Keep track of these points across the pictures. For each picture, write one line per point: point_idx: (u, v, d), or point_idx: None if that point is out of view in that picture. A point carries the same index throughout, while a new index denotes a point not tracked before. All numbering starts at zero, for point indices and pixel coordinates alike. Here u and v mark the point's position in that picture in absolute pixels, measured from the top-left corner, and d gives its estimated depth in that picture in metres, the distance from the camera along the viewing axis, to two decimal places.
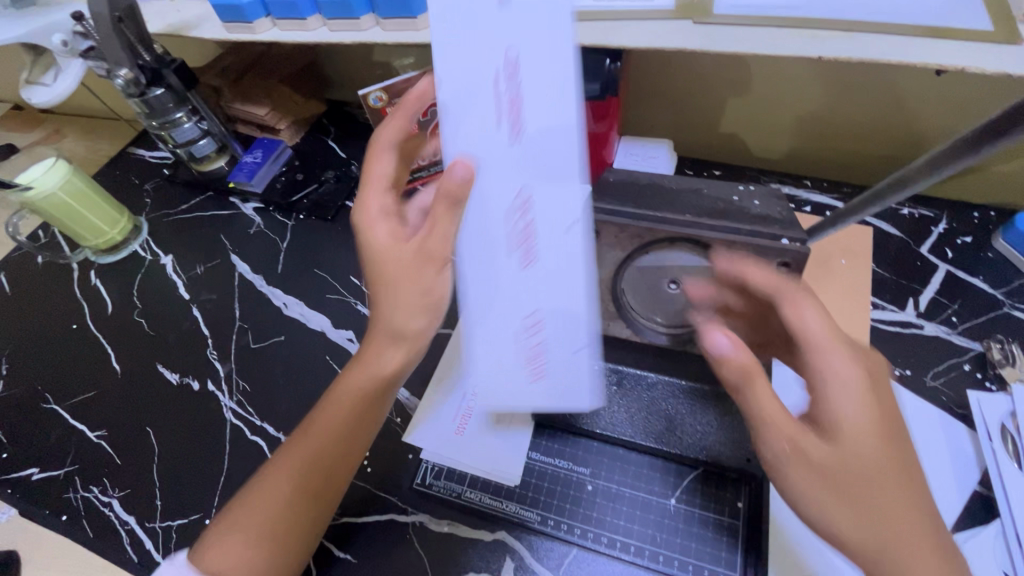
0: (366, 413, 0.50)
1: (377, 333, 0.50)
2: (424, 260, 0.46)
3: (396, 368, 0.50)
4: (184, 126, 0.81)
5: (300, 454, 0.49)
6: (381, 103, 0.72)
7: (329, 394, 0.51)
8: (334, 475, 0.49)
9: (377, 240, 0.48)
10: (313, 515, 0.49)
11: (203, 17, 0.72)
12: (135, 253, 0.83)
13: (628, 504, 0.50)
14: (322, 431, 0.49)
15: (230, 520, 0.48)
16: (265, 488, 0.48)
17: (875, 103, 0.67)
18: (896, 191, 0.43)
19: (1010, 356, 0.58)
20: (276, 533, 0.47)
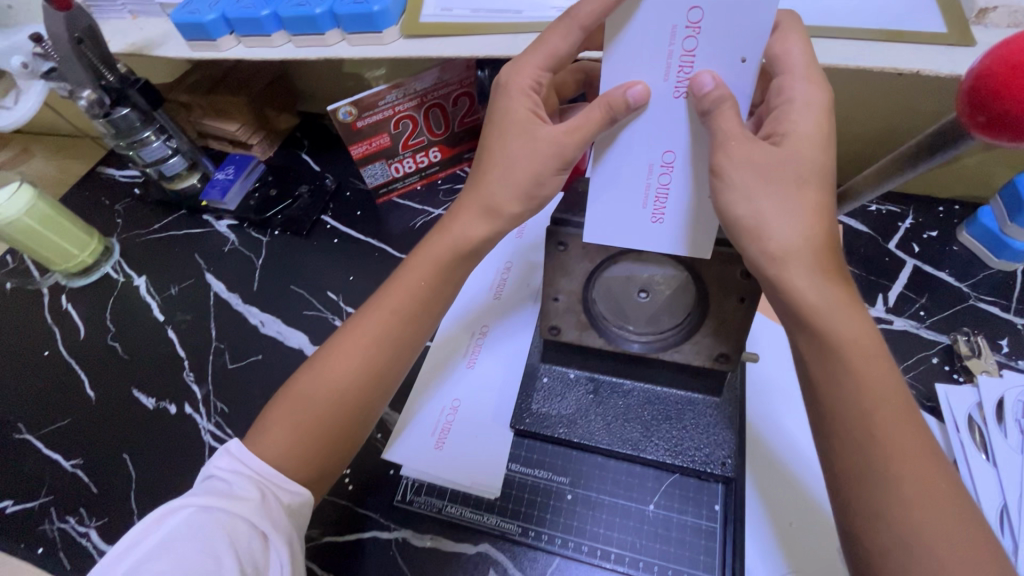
0: (399, 338, 0.51)
1: (467, 203, 0.49)
2: (532, 133, 0.45)
3: (481, 239, 0.49)
4: (152, 145, 0.79)
5: (326, 375, 0.49)
6: (351, 117, 0.71)
7: (361, 322, 0.51)
8: (365, 395, 0.50)
9: (519, 115, 0.46)
10: (335, 442, 0.49)
11: (167, 36, 0.72)
12: (107, 275, 0.81)
13: (608, 512, 0.51)
14: (346, 359, 0.49)
15: (254, 439, 0.49)
16: (290, 405, 0.49)
17: (839, 102, 0.68)
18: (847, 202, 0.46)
19: (976, 348, 0.59)
20: (303, 449, 0.48)
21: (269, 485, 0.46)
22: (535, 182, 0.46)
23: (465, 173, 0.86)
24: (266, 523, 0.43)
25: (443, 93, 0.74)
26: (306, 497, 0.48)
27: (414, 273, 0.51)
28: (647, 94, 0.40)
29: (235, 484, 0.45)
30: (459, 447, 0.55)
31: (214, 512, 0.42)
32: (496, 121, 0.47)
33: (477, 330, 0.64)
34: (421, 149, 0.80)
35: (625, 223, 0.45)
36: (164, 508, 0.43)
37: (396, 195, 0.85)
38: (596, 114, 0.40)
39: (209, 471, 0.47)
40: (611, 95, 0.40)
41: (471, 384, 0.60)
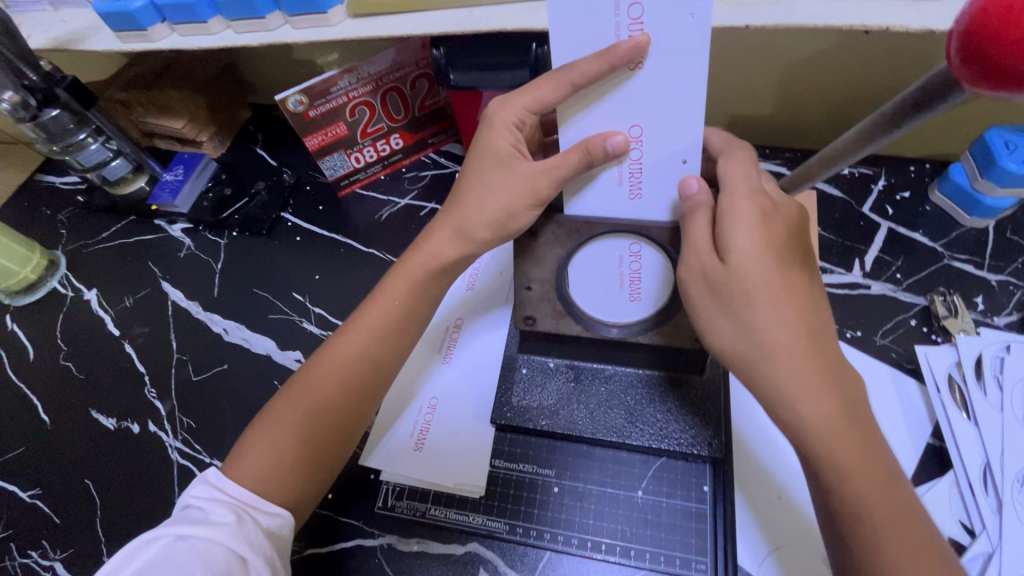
0: (379, 354, 0.49)
1: (440, 225, 0.49)
2: (511, 169, 0.44)
3: (454, 259, 0.49)
4: (90, 149, 0.75)
5: (304, 398, 0.47)
6: (302, 107, 0.67)
7: (337, 340, 0.49)
8: (349, 416, 0.48)
9: (501, 151, 0.45)
10: (320, 466, 0.48)
11: (93, 28, 0.66)
12: (53, 291, 0.76)
13: (596, 502, 0.50)
14: (324, 383, 0.48)
15: (231, 464, 0.46)
16: (268, 430, 0.47)
17: (805, 64, 0.67)
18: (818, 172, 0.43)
19: (953, 308, 0.59)
20: (286, 468, 0.46)
21: (248, 508, 0.43)
22: (506, 215, 0.44)
23: (430, 160, 0.83)
24: (245, 545, 0.41)
25: (399, 75, 0.70)
26: (287, 518, 0.45)
27: (399, 282, 0.50)
28: (624, 147, 0.38)
29: (211, 511, 0.42)
30: (439, 447, 0.54)
31: (188, 540, 0.40)
32: (479, 149, 0.46)
33: (452, 324, 0.62)
34: (381, 137, 0.76)
35: (604, 290, 0.47)
36: (138, 541, 0.40)
37: (359, 186, 0.81)
38: (573, 157, 0.39)
39: (185, 502, 0.44)
40: (590, 142, 0.39)
41: (447, 380, 0.58)
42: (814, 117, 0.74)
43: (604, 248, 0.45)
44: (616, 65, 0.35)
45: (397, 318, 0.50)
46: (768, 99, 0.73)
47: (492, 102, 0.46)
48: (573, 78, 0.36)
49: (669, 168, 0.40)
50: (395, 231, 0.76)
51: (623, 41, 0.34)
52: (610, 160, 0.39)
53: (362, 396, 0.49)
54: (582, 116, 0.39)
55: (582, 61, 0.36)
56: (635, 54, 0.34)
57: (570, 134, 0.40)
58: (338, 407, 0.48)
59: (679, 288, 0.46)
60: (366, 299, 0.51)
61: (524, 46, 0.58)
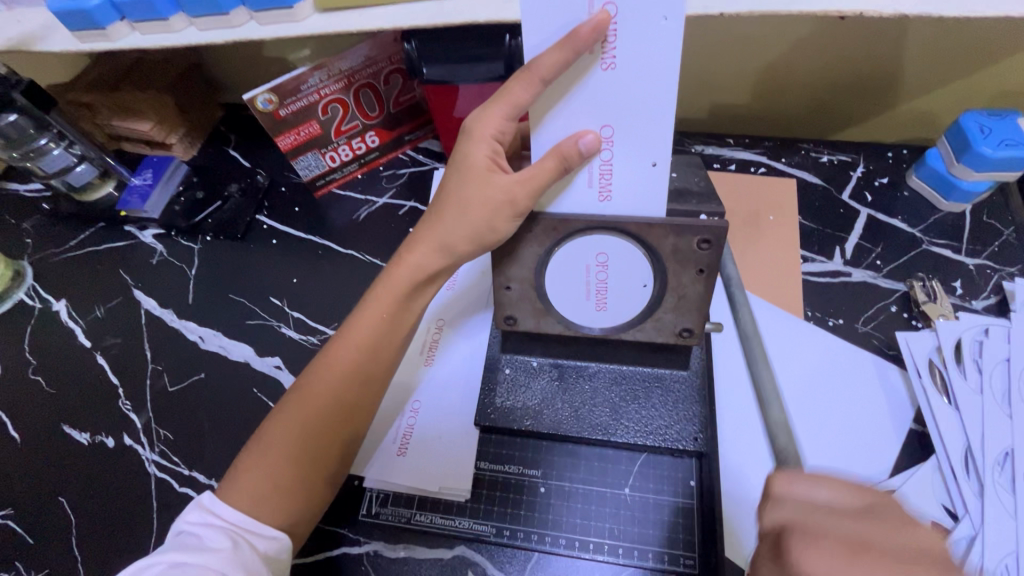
0: (369, 368, 0.48)
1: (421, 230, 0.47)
2: (489, 181, 0.42)
3: (433, 257, 0.48)
4: (52, 154, 0.73)
5: (297, 414, 0.46)
6: (272, 106, 0.65)
7: (320, 359, 0.48)
8: (341, 433, 0.47)
9: (478, 164, 0.43)
10: (316, 481, 0.46)
11: (49, 28, 0.63)
12: (20, 303, 0.73)
13: (583, 500, 0.50)
14: (314, 405, 0.46)
15: (226, 488, 0.45)
16: (261, 453, 0.45)
17: (781, 52, 0.67)
18: None
19: (933, 294, 0.59)
20: (278, 495, 0.44)
21: (243, 532, 0.43)
22: (487, 225, 0.42)
23: (408, 157, 0.81)
24: (240, 570, 0.40)
25: (372, 71, 0.69)
26: (286, 540, 0.44)
27: (384, 290, 0.48)
28: (597, 148, 0.37)
29: (206, 536, 0.42)
30: (421, 452, 0.53)
31: (183, 568, 0.40)
32: (457, 163, 0.44)
33: (434, 325, 0.61)
34: (356, 135, 0.75)
35: (572, 304, 0.47)
36: (131, 568, 0.40)
37: (336, 186, 0.79)
38: (549, 163, 0.38)
39: (179, 527, 0.44)
40: (563, 146, 0.37)
41: (429, 383, 0.57)
42: (792, 105, 0.74)
43: (572, 256, 0.44)
44: (581, 50, 0.33)
45: (383, 330, 0.48)
46: (745, 87, 0.72)
47: (471, 113, 0.44)
48: (539, 72, 0.34)
49: (638, 171, 0.38)
50: (373, 231, 0.75)
51: (594, 39, 0.33)
52: (586, 159, 0.38)
53: (355, 411, 0.48)
54: (550, 111, 0.37)
55: (544, 54, 0.34)
56: (599, 35, 0.32)
57: (542, 138, 0.39)
58: (327, 426, 0.46)
59: (660, 287, 0.44)
60: (349, 314, 0.49)
61: (497, 38, 0.57)
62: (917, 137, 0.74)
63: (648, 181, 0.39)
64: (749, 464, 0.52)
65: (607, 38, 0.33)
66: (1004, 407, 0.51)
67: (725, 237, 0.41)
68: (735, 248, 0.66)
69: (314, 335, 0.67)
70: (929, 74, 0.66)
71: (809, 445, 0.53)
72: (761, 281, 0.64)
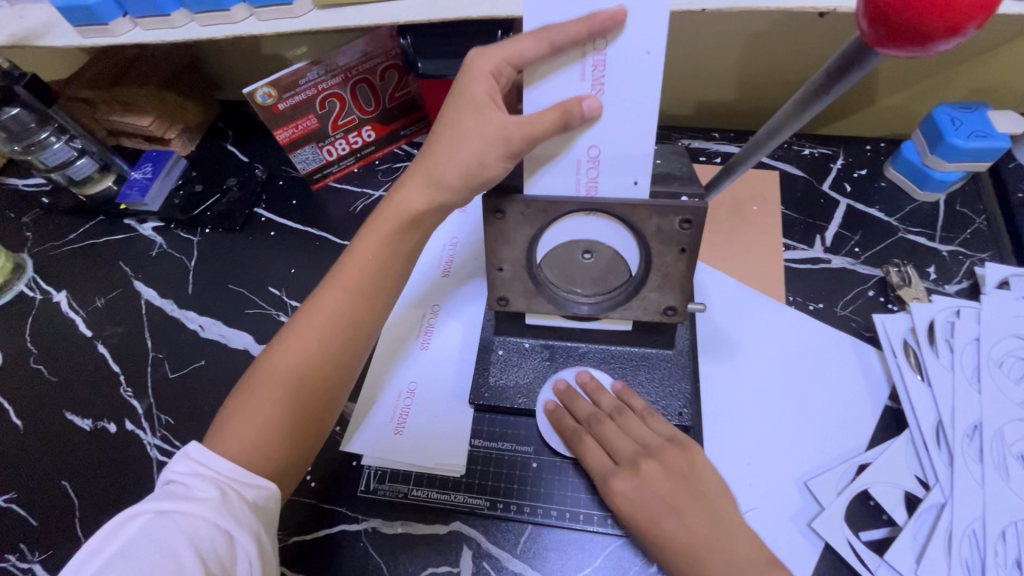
0: (355, 315, 0.50)
1: (416, 214, 0.49)
2: (485, 119, 0.42)
3: None
4: (54, 147, 0.74)
5: (285, 362, 0.48)
6: (271, 99, 0.67)
7: (312, 300, 0.50)
8: (327, 380, 0.49)
9: (478, 98, 0.43)
10: (309, 418, 0.48)
11: (52, 23, 0.65)
12: (21, 294, 0.74)
13: (574, 475, 0.52)
14: (304, 346, 0.48)
15: (215, 437, 0.46)
16: (252, 394, 0.47)
17: (763, 48, 0.70)
18: (764, 144, 0.39)
19: (907, 278, 0.62)
20: (272, 431, 0.46)
21: (232, 482, 0.44)
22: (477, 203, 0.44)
23: (403, 151, 0.83)
24: (227, 519, 0.41)
25: (368, 67, 0.71)
26: (273, 489, 0.45)
27: (379, 272, 0.50)
28: (597, 114, 0.39)
29: (193, 486, 0.43)
30: (418, 430, 0.55)
31: (172, 516, 0.40)
32: (458, 95, 0.44)
33: (429, 308, 0.63)
34: (352, 129, 0.76)
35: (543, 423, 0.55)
36: (123, 515, 0.41)
37: (333, 179, 0.81)
38: (550, 115, 0.38)
39: (167, 477, 0.44)
40: (567, 102, 0.38)
41: (425, 364, 0.59)
42: (774, 100, 0.76)
43: (560, 234, 0.47)
44: (595, 32, 0.35)
45: (374, 278, 0.50)
46: (728, 83, 0.75)
47: (471, 53, 0.45)
48: (552, 35, 0.36)
49: (623, 152, 0.41)
50: None
51: (600, 12, 0.35)
52: (587, 124, 0.39)
53: (340, 357, 0.49)
54: (554, 76, 0.38)
55: (563, 23, 0.35)
56: (612, 24, 0.35)
57: (544, 97, 0.40)
58: (314, 373, 0.48)
59: (645, 264, 0.47)
60: (339, 261, 0.51)
61: (489, 33, 0.59)
62: (894, 131, 0.77)
63: (631, 162, 0.41)
64: (732, 440, 0.55)
65: (619, 27, 0.35)
66: (973, 382, 0.53)
67: (705, 217, 0.43)
68: (720, 236, 0.69)
69: None
70: (904, 71, 0.69)
71: (789, 422, 0.55)
72: (745, 268, 0.66)
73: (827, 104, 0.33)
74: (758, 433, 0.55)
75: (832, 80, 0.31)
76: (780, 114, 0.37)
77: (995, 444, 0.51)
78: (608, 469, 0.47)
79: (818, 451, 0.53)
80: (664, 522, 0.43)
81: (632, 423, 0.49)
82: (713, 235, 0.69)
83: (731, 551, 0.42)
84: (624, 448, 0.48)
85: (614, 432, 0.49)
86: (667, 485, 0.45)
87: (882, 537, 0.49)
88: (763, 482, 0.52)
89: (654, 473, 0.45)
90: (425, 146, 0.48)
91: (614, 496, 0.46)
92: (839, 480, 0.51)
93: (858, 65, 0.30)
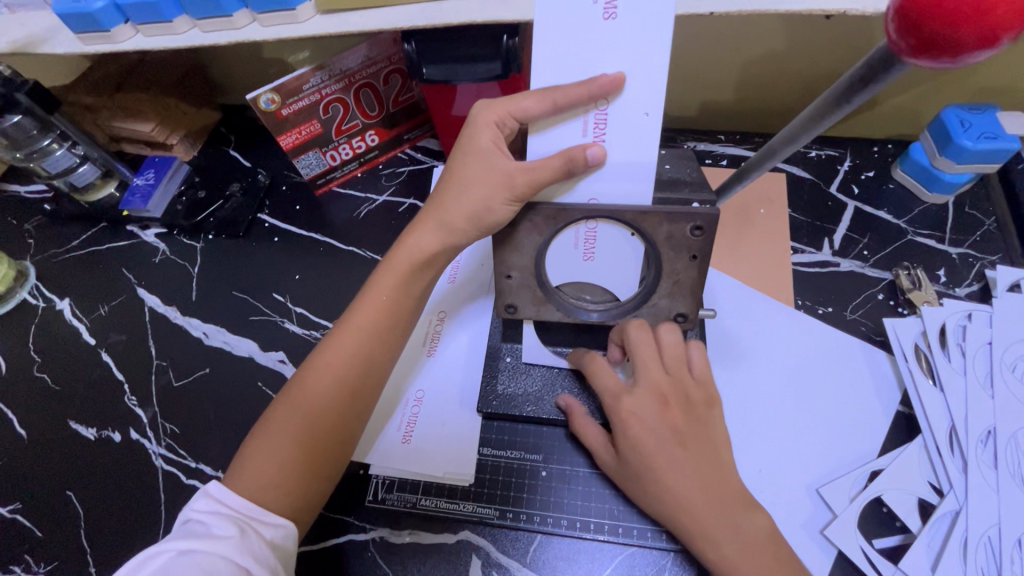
0: (369, 355, 0.49)
1: (423, 221, 0.49)
2: (491, 164, 0.44)
3: (434, 248, 0.49)
4: (55, 155, 0.73)
5: (297, 408, 0.47)
6: (274, 105, 0.66)
7: (325, 344, 0.50)
8: (344, 417, 0.48)
9: (483, 147, 0.44)
10: (323, 463, 0.47)
11: (54, 30, 0.64)
12: (24, 302, 0.74)
13: (583, 483, 0.52)
14: (315, 389, 0.47)
15: (235, 476, 0.46)
16: (267, 437, 0.47)
17: (770, 50, 0.69)
18: (781, 149, 0.39)
19: (917, 282, 0.61)
20: (285, 479, 0.46)
21: (250, 521, 0.44)
22: (486, 211, 0.44)
23: (406, 156, 0.82)
24: (246, 557, 0.41)
25: (372, 71, 0.70)
26: (291, 528, 0.46)
27: (387, 282, 0.50)
28: (600, 161, 0.40)
29: (212, 524, 0.43)
30: (426, 440, 0.55)
31: (191, 555, 0.40)
32: (466, 143, 0.46)
33: (436, 316, 0.62)
34: (356, 134, 0.76)
35: None
36: (142, 555, 0.41)
37: (336, 184, 0.80)
38: (554, 162, 0.40)
39: (187, 516, 0.45)
40: (572, 151, 0.40)
41: (433, 373, 0.59)
42: (780, 101, 0.76)
43: (569, 241, 0.46)
44: (596, 95, 0.37)
45: (387, 314, 0.50)
46: (734, 85, 0.75)
47: (476, 104, 0.46)
48: (555, 96, 0.37)
49: (640, 157, 0.40)
50: (374, 228, 0.76)
51: (601, 75, 0.37)
52: (590, 170, 0.41)
53: (357, 394, 0.49)
54: (556, 129, 0.40)
55: (566, 84, 0.37)
56: (612, 88, 0.37)
57: (547, 144, 0.41)
58: (330, 411, 0.47)
59: (655, 270, 0.46)
60: (353, 300, 0.51)
61: (494, 38, 0.59)
62: (902, 132, 0.76)
63: (648, 169, 0.41)
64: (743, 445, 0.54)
65: (617, 90, 0.37)
66: (986, 387, 0.53)
67: (717, 224, 0.43)
68: (727, 240, 0.68)
69: (317, 329, 0.68)
70: (913, 72, 0.68)
71: (801, 428, 0.55)
72: (753, 271, 0.66)
73: (845, 112, 0.33)
74: (769, 439, 0.54)
75: (853, 87, 0.31)
76: (798, 118, 0.36)
77: (1010, 451, 0.50)
78: (620, 393, 0.47)
79: (831, 458, 0.53)
80: (664, 453, 0.44)
81: (671, 356, 0.46)
82: (720, 239, 0.68)
83: (724, 487, 0.44)
84: (649, 373, 0.46)
85: (649, 357, 0.46)
86: (681, 423, 0.45)
87: (896, 545, 0.49)
88: (775, 488, 0.52)
89: (670, 408, 0.45)
90: (434, 195, 0.49)
91: (622, 417, 0.46)
92: (852, 487, 0.51)
93: (880, 73, 0.29)
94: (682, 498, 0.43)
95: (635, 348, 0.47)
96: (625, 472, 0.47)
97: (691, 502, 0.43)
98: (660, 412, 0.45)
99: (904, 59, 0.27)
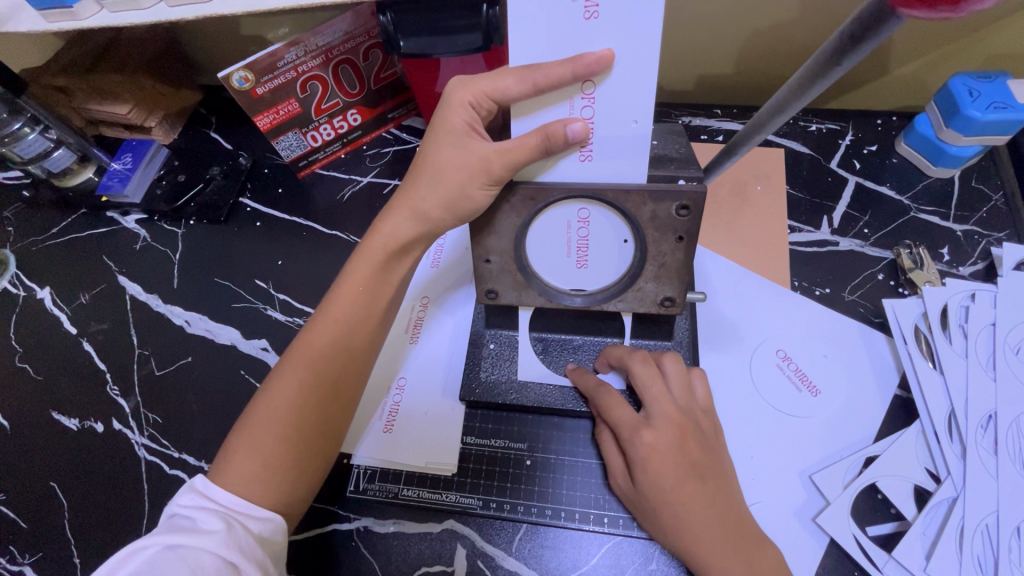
0: (348, 343, 0.48)
1: (397, 205, 0.47)
2: (465, 147, 0.41)
3: (411, 233, 0.47)
4: (28, 139, 0.71)
5: (276, 403, 0.45)
6: (248, 83, 0.64)
7: (303, 334, 0.48)
8: (325, 411, 0.47)
9: (455, 127, 0.42)
10: (307, 455, 0.46)
11: (15, 7, 0.61)
12: (4, 291, 0.73)
13: (568, 472, 0.51)
14: (294, 382, 0.46)
15: (217, 472, 0.45)
16: (247, 433, 0.45)
17: (769, 18, 0.65)
18: (772, 121, 0.36)
19: (919, 260, 0.59)
20: (269, 475, 0.44)
21: (237, 515, 0.43)
22: (461, 194, 0.42)
23: (391, 136, 0.80)
24: (233, 552, 0.40)
25: (350, 47, 0.67)
26: (279, 522, 0.45)
27: (363, 268, 0.48)
28: (582, 138, 0.37)
29: (199, 519, 0.42)
30: (408, 428, 0.54)
31: (177, 550, 0.39)
32: (439, 125, 0.43)
33: (419, 302, 0.61)
34: (337, 113, 0.73)
35: None
36: (124, 551, 0.40)
37: (319, 166, 0.78)
38: (531, 141, 0.38)
39: (171, 510, 0.44)
40: (550, 126, 0.37)
41: (415, 361, 0.57)
42: (780, 73, 0.72)
43: (550, 223, 0.44)
44: (580, 74, 0.34)
45: (364, 301, 0.48)
46: (731, 57, 0.71)
47: (449, 83, 0.44)
48: (536, 75, 0.35)
49: (622, 133, 0.37)
50: (358, 211, 0.74)
51: (586, 52, 0.34)
52: (570, 148, 0.38)
53: (338, 387, 0.47)
54: (536, 111, 0.38)
55: (549, 63, 0.35)
56: (599, 66, 0.34)
57: (526, 123, 0.39)
58: (313, 407, 0.46)
59: (639, 252, 0.44)
60: (329, 290, 0.49)
61: (474, 9, 0.56)
62: (907, 104, 0.73)
63: (629, 146, 0.38)
64: (733, 431, 0.53)
65: (607, 67, 0.34)
66: (988, 370, 0.51)
67: (704, 202, 0.40)
68: (722, 218, 0.66)
69: (301, 316, 0.67)
70: (920, 41, 0.65)
71: (795, 413, 0.53)
72: (748, 251, 0.63)
73: (835, 77, 0.31)
74: (760, 426, 0.53)
75: (846, 47, 0.28)
76: (789, 84, 0.34)
77: (1010, 434, 0.48)
78: (637, 420, 0.45)
79: (827, 443, 0.51)
80: (687, 490, 0.43)
81: (678, 385, 0.46)
82: (714, 218, 0.66)
83: (739, 526, 0.43)
84: (662, 404, 0.45)
85: (658, 391, 0.45)
86: (699, 458, 0.44)
87: (890, 532, 0.48)
88: (766, 474, 0.51)
89: (689, 442, 0.44)
90: (410, 174, 0.47)
91: (644, 454, 0.44)
92: (847, 473, 0.49)
93: (873, 33, 0.26)
94: (698, 527, 0.42)
95: (644, 384, 0.45)
96: (640, 503, 0.45)
97: (710, 542, 0.42)
98: (700, 436, 0.45)
99: (900, 11, 0.24)
